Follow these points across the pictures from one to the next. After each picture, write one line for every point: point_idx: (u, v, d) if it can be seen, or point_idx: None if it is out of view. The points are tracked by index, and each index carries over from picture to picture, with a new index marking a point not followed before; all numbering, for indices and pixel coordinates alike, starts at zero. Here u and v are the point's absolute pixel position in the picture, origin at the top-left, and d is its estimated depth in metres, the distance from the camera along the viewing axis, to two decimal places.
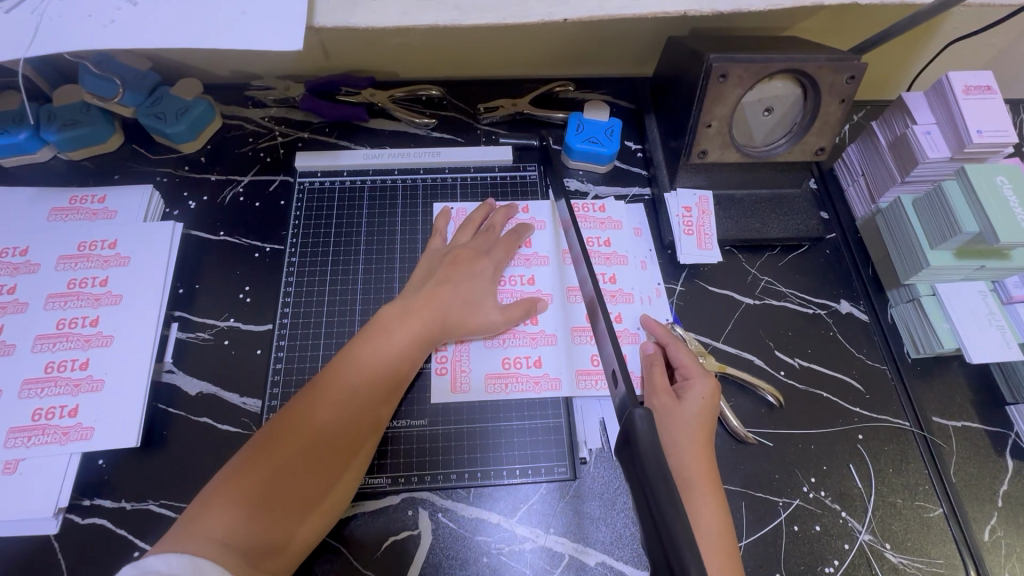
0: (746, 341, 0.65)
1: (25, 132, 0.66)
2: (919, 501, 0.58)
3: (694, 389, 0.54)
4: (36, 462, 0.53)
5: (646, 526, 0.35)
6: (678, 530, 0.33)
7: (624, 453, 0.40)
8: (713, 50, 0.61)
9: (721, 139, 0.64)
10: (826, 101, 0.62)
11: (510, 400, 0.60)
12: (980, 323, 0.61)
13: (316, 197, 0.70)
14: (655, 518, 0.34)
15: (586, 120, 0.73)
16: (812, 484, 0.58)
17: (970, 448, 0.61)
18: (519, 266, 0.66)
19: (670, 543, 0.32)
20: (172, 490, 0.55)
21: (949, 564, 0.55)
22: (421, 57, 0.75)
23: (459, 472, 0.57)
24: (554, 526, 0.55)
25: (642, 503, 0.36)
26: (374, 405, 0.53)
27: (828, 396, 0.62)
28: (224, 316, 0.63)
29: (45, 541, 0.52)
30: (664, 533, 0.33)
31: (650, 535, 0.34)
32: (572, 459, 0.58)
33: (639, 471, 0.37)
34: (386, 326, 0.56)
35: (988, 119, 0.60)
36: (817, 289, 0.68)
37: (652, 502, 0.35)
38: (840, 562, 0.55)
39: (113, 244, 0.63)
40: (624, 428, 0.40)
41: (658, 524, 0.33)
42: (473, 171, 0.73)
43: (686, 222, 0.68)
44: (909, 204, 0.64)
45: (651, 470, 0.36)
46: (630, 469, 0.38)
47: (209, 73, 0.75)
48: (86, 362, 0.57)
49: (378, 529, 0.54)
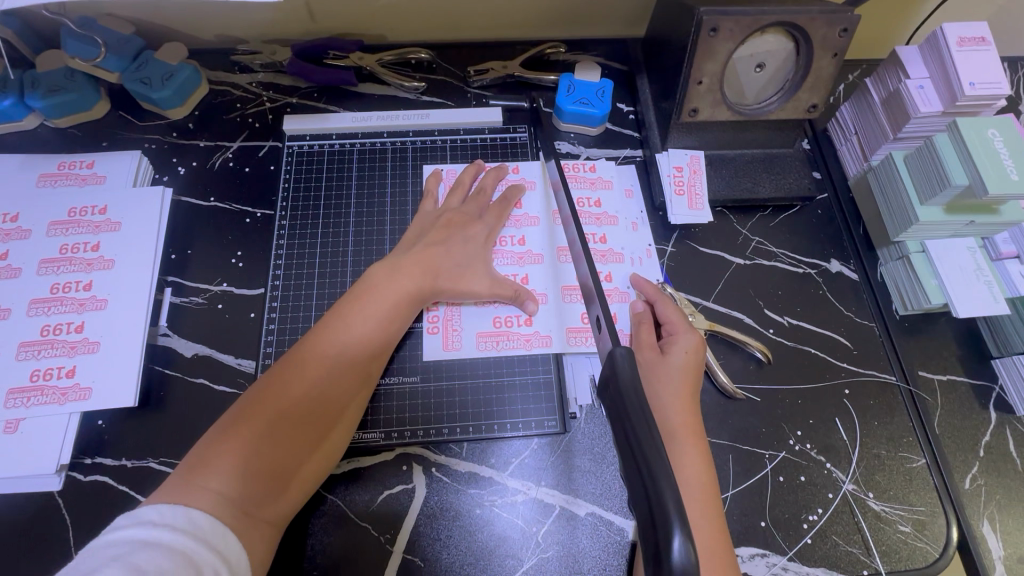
0: (736, 300, 0.65)
1: (11, 98, 0.66)
2: (903, 452, 0.59)
3: (678, 343, 0.55)
4: (36, 421, 0.54)
5: (629, 466, 0.37)
6: (657, 466, 0.35)
7: (609, 401, 0.41)
8: (704, 4, 0.60)
9: (712, 97, 0.63)
10: (818, 55, 0.61)
11: (501, 357, 0.60)
12: (967, 278, 0.62)
13: (305, 161, 0.69)
14: (636, 456, 0.36)
15: (577, 80, 0.72)
16: (797, 437, 0.59)
17: (954, 401, 0.62)
18: (509, 228, 0.66)
19: (650, 477, 0.34)
20: (171, 448, 0.56)
21: (930, 511, 0.57)
22: (409, 18, 0.74)
23: (452, 426, 0.58)
24: (545, 478, 0.56)
25: (625, 445, 0.38)
26: (365, 361, 0.54)
27: (815, 352, 0.63)
28: (216, 281, 0.64)
29: (49, 497, 0.53)
30: (645, 470, 0.35)
31: (632, 472, 0.36)
32: (562, 414, 0.59)
33: (620, 417, 0.39)
34: (375, 285, 0.57)
35: (981, 71, 0.60)
36: (808, 248, 0.68)
37: (634, 443, 0.37)
38: (824, 510, 0.56)
39: (104, 209, 0.63)
40: (607, 375, 0.42)
41: (639, 462, 0.35)
42: (463, 133, 0.72)
43: (678, 182, 0.68)
44: (900, 160, 0.64)
45: (632, 412, 0.38)
46: (614, 410, 0.40)
47: (194, 37, 0.74)
48: (82, 325, 0.58)
49: (373, 482, 0.56)
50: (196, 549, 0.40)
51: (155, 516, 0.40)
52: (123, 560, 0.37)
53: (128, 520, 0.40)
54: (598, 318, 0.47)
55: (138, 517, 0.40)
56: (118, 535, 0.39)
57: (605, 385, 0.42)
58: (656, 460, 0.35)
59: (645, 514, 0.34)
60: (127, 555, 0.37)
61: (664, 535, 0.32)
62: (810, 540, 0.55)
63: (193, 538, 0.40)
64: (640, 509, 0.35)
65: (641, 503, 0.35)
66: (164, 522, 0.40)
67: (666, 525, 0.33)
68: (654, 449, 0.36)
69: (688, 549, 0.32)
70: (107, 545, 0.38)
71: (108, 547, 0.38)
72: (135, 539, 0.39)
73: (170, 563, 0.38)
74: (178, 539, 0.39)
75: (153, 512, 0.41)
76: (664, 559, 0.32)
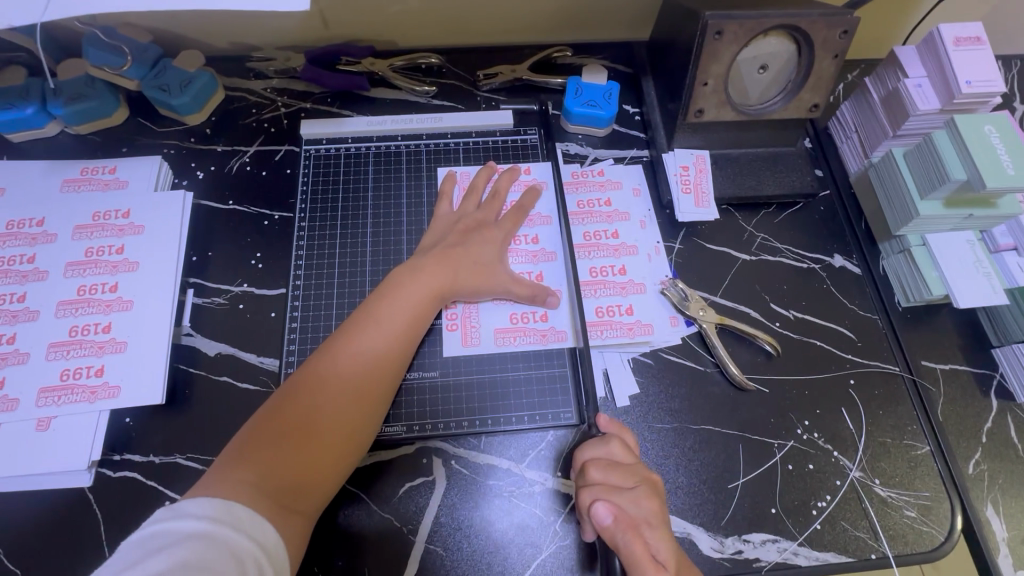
0: (743, 296, 0.67)
1: (33, 106, 0.67)
2: (908, 440, 0.61)
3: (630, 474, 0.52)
4: (68, 418, 0.56)
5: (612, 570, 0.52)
6: None
7: None
8: (708, 8, 0.62)
9: (717, 97, 0.65)
10: (820, 56, 0.63)
11: (518, 352, 0.62)
12: (967, 270, 0.64)
13: (322, 163, 0.71)
14: None
15: (584, 84, 0.74)
16: (805, 426, 0.61)
17: (957, 389, 0.64)
18: (523, 228, 0.68)
19: None
20: (197, 444, 0.58)
21: (935, 497, 0.59)
22: (419, 23, 0.76)
23: (471, 420, 0.59)
24: (561, 470, 0.58)
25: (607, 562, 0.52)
26: (392, 356, 0.56)
27: (821, 344, 0.65)
28: (237, 282, 0.65)
29: (80, 493, 0.55)
30: None
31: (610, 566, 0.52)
32: (577, 405, 0.60)
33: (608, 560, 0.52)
34: (399, 284, 0.59)
35: (977, 69, 0.62)
36: (812, 245, 0.70)
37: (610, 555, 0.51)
38: (832, 496, 0.58)
39: (127, 213, 0.65)
40: None
41: None
42: (475, 136, 0.74)
43: (684, 181, 0.70)
44: (900, 157, 0.66)
45: None
46: None
47: (210, 45, 0.76)
48: (109, 326, 0.60)
49: (396, 475, 0.57)
50: (247, 547, 0.42)
51: (209, 511, 0.42)
52: (188, 558, 0.39)
53: (186, 510, 0.42)
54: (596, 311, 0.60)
55: (194, 510, 0.42)
56: (177, 526, 0.41)
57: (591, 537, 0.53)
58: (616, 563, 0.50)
59: None
60: (188, 552, 0.39)
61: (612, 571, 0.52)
62: (819, 525, 0.57)
63: (246, 535, 0.43)
64: None
65: None
66: (220, 518, 0.42)
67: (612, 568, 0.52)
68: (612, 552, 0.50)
69: None
70: (168, 536, 0.41)
71: (167, 538, 0.40)
72: (196, 534, 0.41)
73: (228, 563, 0.40)
74: (233, 537, 0.42)
75: (207, 506, 0.43)
76: None
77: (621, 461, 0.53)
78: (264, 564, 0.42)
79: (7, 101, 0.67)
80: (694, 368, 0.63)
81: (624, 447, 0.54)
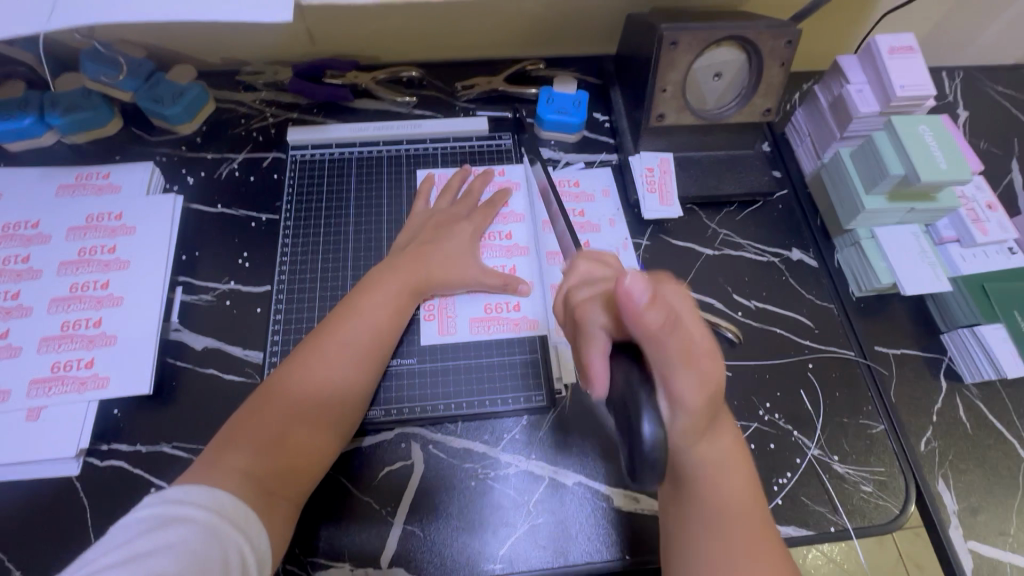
0: (706, 287, 0.71)
1: (31, 117, 0.71)
2: (864, 420, 0.64)
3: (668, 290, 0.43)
4: (57, 408, 0.58)
5: (620, 413, 0.41)
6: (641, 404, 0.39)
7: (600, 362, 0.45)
8: (664, 22, 0.67)
9: (677, 102, 0.70)
10: (768, 65, 0.68)
11: (492, 340, 0.65)
12: (912, 259, 0.68)
13: (308, 168, 0.75)
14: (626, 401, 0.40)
15: (554, 93, 0.79)
16: (767, 408, 0.64)
17: (909, 372, 0.67)
18: (498, 224, 0.72)
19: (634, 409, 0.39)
20: (183, 434, 0.60)
21: (889, 472, 0.62)
22: (401, 40, 0.81)
23: (447, 405, 0.62)
24: (535, 451, 0.60)
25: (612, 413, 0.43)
26: (375, 346, 0.59)
27: (781, 332, 0.69)
28: (224, 280, 0.68)
29: (67, 481, 0.57)
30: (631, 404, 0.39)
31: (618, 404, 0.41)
32: (549, 390, 0.63)
33: (620, 396, 0.42)
34: (378, 280, 0.62)
35: (910, 75, 0.67)
36: (771, 240, 0.75)
37: (620, 385, 0.42)
38: (793, 473, 0.61)
39: (119, 215, 0.68)
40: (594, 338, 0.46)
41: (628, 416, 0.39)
42: (453, 141, 0.78)
43: (650, 181, 0.75)
44: (846, 156, 0.71)
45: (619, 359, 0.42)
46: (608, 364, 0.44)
47: (202, 60, 0.80)
48: (100, 320, 0.62)
49: (375, 461, 0.60)
50: (230, 534, 0.44)
51: (197, 497, 0.45)
52: (174, 540, 0.41)
53: (174, 496, 0.44)
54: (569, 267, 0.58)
55: (184, 497, 0.44)
56: (165, 510, 0.43)
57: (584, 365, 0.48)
58: (643, 392, 0.40)
59: (621, 415, 0.41)
60: (175, 535, 0.42)
61: (637, 422, 0.38)
62: (780, 501, 0.60)
63: (230, 521, 0.45)
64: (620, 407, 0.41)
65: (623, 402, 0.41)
66: (207, 504, 0.45)
67: (638, 414, 0.39)
68: (637, 380, 0.40)
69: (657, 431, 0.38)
70: (156, 520, 0.43)
71: (155, 521, 0.42)
72: (182, 518, 0.43)
73: (211, 547, 0.42)
74: (217, 522, 0.44)
75: (195, 493, 0.45)
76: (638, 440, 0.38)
77: (598, 274, 0.50)
78: (248, 550, 0.44)
79: (6, 113, 0.71)
80: None
81: (595, 262, 0.51)
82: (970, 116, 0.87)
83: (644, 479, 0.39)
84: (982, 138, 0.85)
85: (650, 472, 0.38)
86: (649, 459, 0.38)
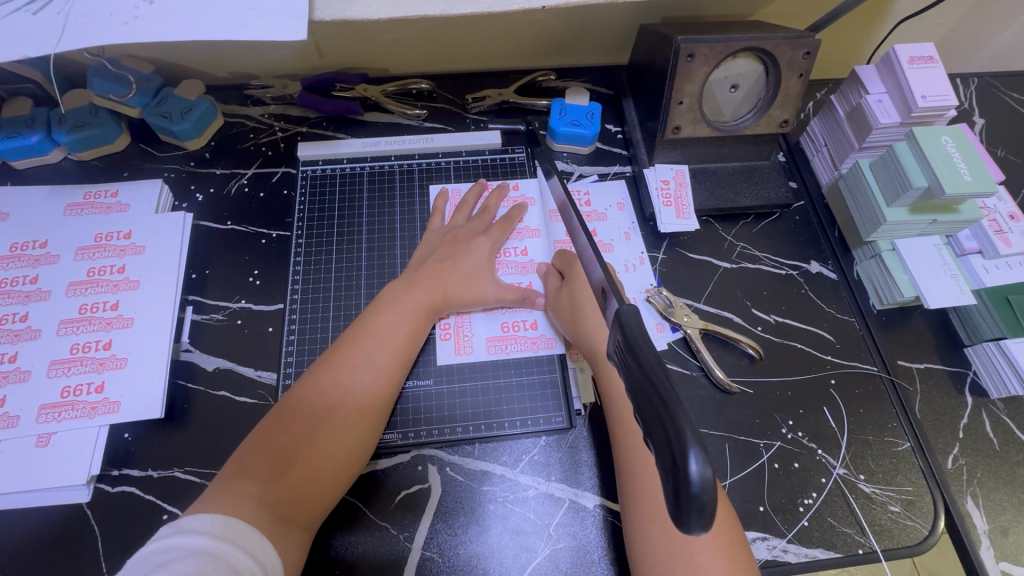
0: (724, 302, 0.70)
1: (38, 134, 0.70)
2: (889, 437, 0.63)
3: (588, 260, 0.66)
4: (68, 434, 0.57)
5: (654, 432, 0.32)
6: (682, 419, 0.30)
7: (622, 362, 0.37)
8: (680, 33, 0.66)
9: (692, 115, 0.69)
10: (786, 76, 0.67)
11: (509, 359, 0.64)
12: (935, 271, 0.67)
13: (319, 184, 0.74)
14: (661, 413, 0.31)
15: (567, 104, 0.77)
16: (790, 426, 0.63)
17: (933, 386, 0.66)
18: (513, 240, 0.71)
19: (673, 427, 0.30)
20: (195, 458, 0.58)
21: (917, 491, 0.60)
22: (411, 53, 0.80)
23: (464, 426, 0.61)
24: (554, 474, 0.59)
25: (641, 425, 0.34)
26: (392, 367, 0.58)
27: (802, 347, 0.67)
28: (236, 298, 0.67)
29: (78, 508, 0.55)
30: (668, 423, 0.31)
31: (653, 422, 0.32)
32: (568, 410, 0.62)
33: (652, 404, 0.33)
34: (393, 299, 0.62)
35: (932, 85, 0.66)
36: (790, 252, 0.74)
37: (655, 398, 0.32)
38: (818, 494, 0.60)
39: (128, 234, 0.67)
40: (613, 337, 0.39)
41: (670, 434, 0.30)
42: (465, 155, 0.77)
43: (665, 195, 0.73)
44: (866, 167, 0.70)
45: (646, 357, 0.34)
46: (627, 369, 0.36)
47: (210, 75, 0.80)
48: (110, 343, 0.61)
49: (391, 485, 0.58)
50: (244, 564, 0.43)
51: (213, 528, 0.43)
52: (186, 570, 0.39)
53: (190, 527, 0.43)
54: (583, 248, 0.47)
55: (199, 527, 0.43)
56: (179, 541, 0.42)
57: (614, 347, 0.39)
58: (686, 418, 0.30)
59: (662, 448, 0.31)
60: (189, 566, 0.40)
61: (680, 458, 0.29)
62: (807, 522, 0.59)
63: (246, 554, 0.43)
64: (650, 430, 0.33)
65: (655, 423, 0.32)
66: (222, 536, 0.43)
67: (682, 449, 0.29)
68: (676, 398, 0.31)
69: (706, 469, 0.29)
70: (170, 552, 0.41)
71: (169, 553, 0.41)
72: (194, 549, 0.41)
73: None
74: (232, 553, 0.42)
75: (210, 523, 0.44)
76: (682, 478, 0.29)
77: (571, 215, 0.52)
78: None
79: (14, 130, 0.70)
80: (681, 372, 0.65)
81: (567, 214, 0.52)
82: (986, 123, 0.86)
83: (688, 528, 0.30)
84: (1000, 146, 0.84)
85: (696, 519, 0.29)
86: (695, 504, 0.29)
